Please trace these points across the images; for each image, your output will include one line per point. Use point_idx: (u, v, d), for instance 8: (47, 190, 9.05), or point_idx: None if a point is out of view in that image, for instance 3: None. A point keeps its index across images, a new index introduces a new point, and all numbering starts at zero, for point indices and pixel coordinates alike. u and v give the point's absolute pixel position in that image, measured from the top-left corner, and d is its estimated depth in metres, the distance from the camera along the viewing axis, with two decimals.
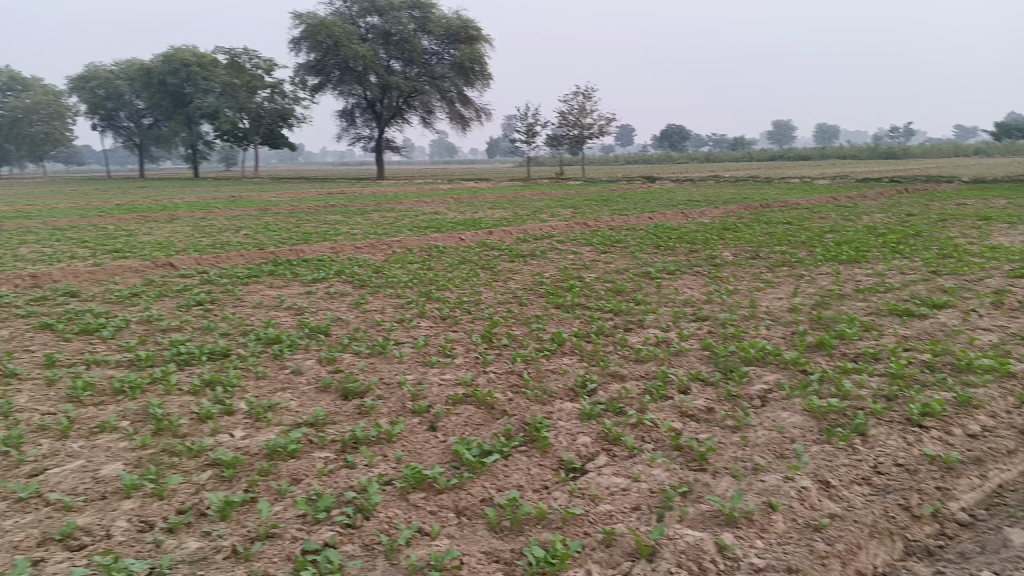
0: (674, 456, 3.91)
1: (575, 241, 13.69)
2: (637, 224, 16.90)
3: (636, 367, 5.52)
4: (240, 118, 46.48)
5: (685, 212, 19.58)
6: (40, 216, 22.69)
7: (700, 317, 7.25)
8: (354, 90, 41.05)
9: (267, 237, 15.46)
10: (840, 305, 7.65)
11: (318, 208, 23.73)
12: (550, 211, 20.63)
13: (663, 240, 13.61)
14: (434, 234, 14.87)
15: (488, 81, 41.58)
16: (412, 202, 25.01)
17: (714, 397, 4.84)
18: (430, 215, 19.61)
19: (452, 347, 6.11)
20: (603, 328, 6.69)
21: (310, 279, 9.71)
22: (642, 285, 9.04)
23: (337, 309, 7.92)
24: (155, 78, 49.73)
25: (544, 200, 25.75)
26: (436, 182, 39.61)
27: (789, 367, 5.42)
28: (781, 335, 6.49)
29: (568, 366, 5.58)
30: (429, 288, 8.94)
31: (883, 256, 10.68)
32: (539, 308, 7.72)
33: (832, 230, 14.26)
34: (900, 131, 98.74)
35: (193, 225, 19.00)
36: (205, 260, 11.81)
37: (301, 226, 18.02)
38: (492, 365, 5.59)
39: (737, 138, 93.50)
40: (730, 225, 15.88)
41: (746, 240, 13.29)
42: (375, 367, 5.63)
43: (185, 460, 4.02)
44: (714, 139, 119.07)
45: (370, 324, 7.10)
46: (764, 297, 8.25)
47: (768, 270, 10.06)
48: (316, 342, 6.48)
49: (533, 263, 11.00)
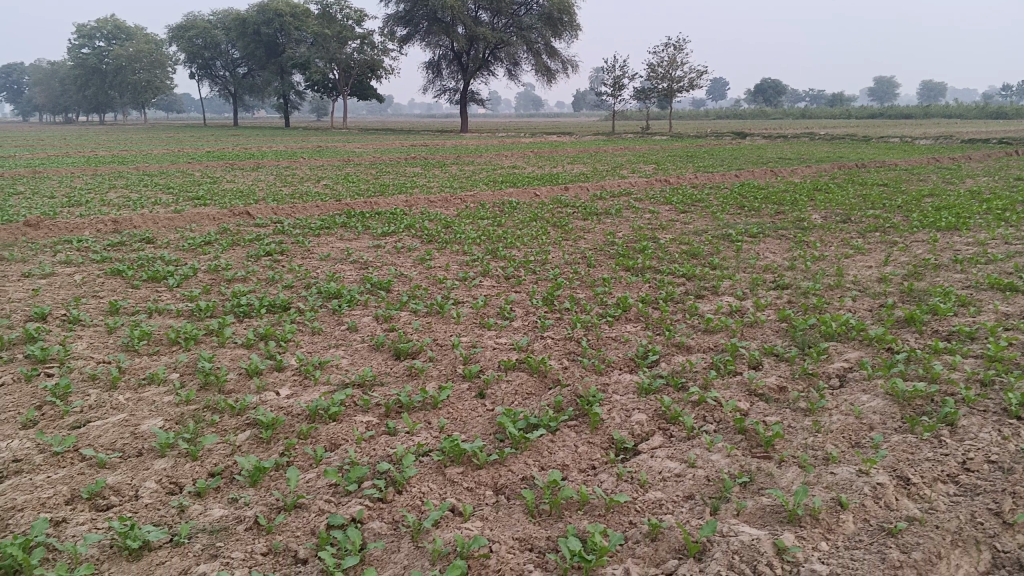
0: (737, 440, 3.59)
1: (654, 199, 13.22)
2: (721, 182, 16.23)
3: (704, 338, 5.18)
4: (330, 68, 46.80)
5: (774, 170, 18.74)
6: (134, 161, 23.35)
7: (779, 285, 6.80)
8: (442, 40, 40.73)
9: (345, 188, 15.48)
10: (936, 276, 7.06)
11: (399, 159, 23.74)
12: (631, 167, 20.05)
13: (747, 200, 13.00)
14: (509, 188, 14.62)
15: (576, 32, 40.60)
16: (493, 156, 24.76)
17: (786, 375, 4.46)
18: (509, 169, 19.33)
19: (512, 309, 5.88)
20: (673, 294, 6.34)
21: (379, 232, 9.60)
22: (720, 248, 8.59)
23: (401, 264, 7.77)
24: (249, 28, 50.46)
25: (627, 155, 25.12)
26: (519, 136, 39.14)
27: (873, 344, 4.98)
28: (867, 307, 6.01)
29: (632, 334, 5.28)
30: (497, 245, 8.70)
31: (986, 224, 9.92)
32: (608, 270, 7.39)
33: (931, 194, 13.40)
34: (1014, 90, 92.70)
35: (276, 174, 19.24)
36: (281, 210, 11.87)
37: (380, 177, 18.03)
38: (551, 329, 5.34)
39: (836, 94, 89.46)
40: (821, 185, 15.09)
41: (837, 202, 12.58)
42: (430, 327, 5.45)
43: (226, 419, 3.93)
44: (811, 95, 114.27)
45: (432, 281, 6.92)
46: (851, 264, 7.70)
47: (857, 235, 9.44)
48: (375, 297, 6.34)
49: (607, 222, 10.63)
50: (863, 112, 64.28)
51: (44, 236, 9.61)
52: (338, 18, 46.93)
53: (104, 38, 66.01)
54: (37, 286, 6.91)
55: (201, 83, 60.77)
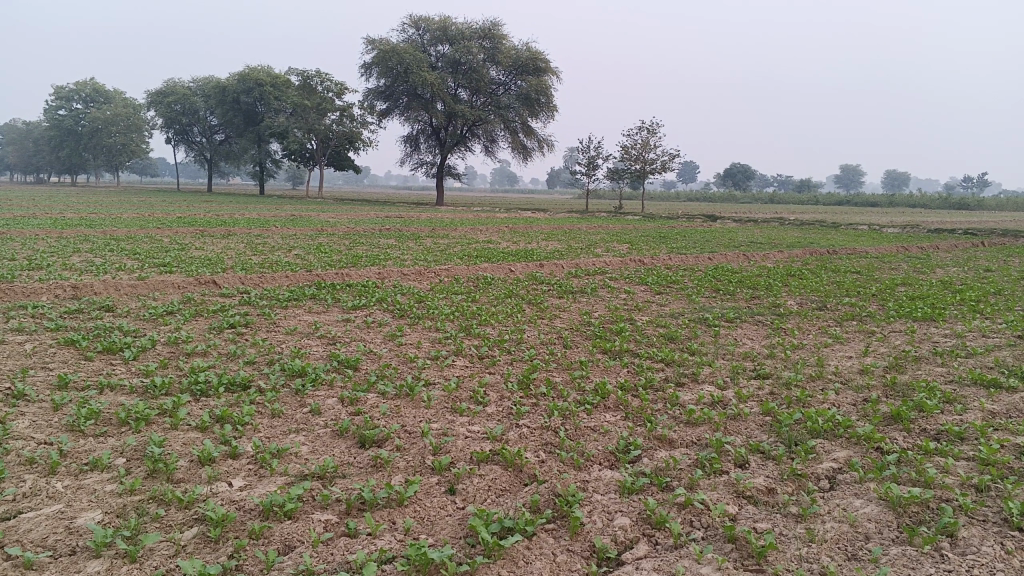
0: (727, 551, 3.34)
1: (629, 279, 13.14)
2: (695, 263, 16.28)
3: (686, 430, 4.95)
4: (308, 138, 47.07)
5: (747, 253, 18.87)
6: (102, 224, 22.98)
7: (759, 375, 6.62)
8: (420, 116, 41.24)
9: (317, 258, 15.26)
10: (917, 370, 6.93)
11: (373, 231, 23.65)
12: (606, 246, 20.10)
13: (722, 283, 12.97)
14: (484, 263, 14.50)
15: (553, 112, 41.35)
16: (468, 230, 24.77)
17: (774, 475, 4.23)
18: (483, 244, 19.27)
19: (485, 393, 5.62)
20: (652, 382, 6.13)
21: (350, 305, 9.35)
22: (698, 333, 8.44)
23: (371, 341, 7.51)
24: (229, 96, 50.82)
25: (601, 233, 25.25)
26: (494, 211, 39.38)
27: (862, 442, 4.78)
28: (850, 401, 5.83)
29: (611, 424, 5.04)
30: (471, 323, 8.48)
31: (961, 315, 9.91)
32: (584, 353, 7.19)
33: (903, 283, 13.48)
34: (974, 183, 95.76)
35: (247, 242, 19.00)
36: (250, 279, 11.60)
37: (353, 248, 17.86)
38: (526, 417, 5.08)
39: (804, 181, 91.79)
40: (795, 271, 15.16)
41: (811, 288, 12.59)
42: (399, 412, 5.17)
43: (172, 514, 3.60)
44: (780, 181, 117.15)
45: (402, 360, 6.65)
46: (830, 354, 7.57)
47: (835, 324, 9.36)
48: (342, 377, 6.06)
49: (582, 301, 10.49)
50: (830, 199, 65.82)
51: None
52: (319, 90, 47.47)
53: (82, 101, 66.11)
54: None
55: (177, 148, 60.83)
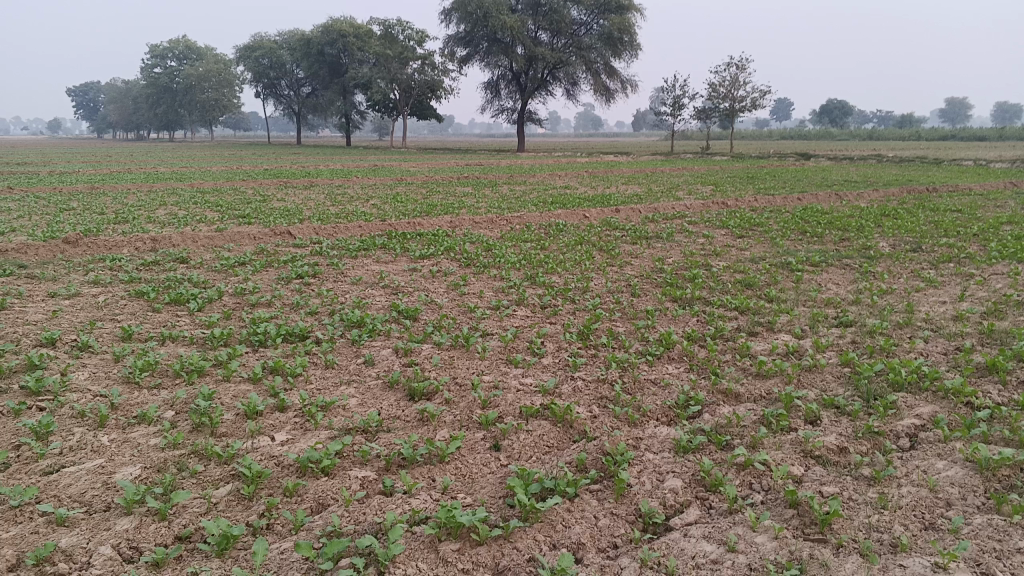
0: (787, 518, 3.06)
1: (710, 223, 12.64)
2: (782, 205, 15.56)
3: (754, 384, 4.63)
4: (390, 88, 47.09)
5: (839, 193, 17.92)
6: (191, 178, 23.54)
7: (841, 324, 6.19)
8: (500, 61, 40.64)
9: (392, 208, 15.21)
10: (1019, 315, 6.37)
11: (452, 179, 23.54)
12: (688, 188, 19.45)
13: (810, 225, 12.33)
14: (559, 210, 14.19)
15: (636, 51, 40.12)
16: (547, 176, 24.39)
17: (847, 433, 3.89)
18: (561, 190, 18.93)
19: (544, 344, 5.42)
20: (724, 331, 5.80)
21: (417, 255, 9.23)
22: (777, 278, 7.98)
23: (433, 290, 7.38)
24: (314, 48, 51.21)
25: (685, 176, 24.49)
26: (576, 156, 38.76)
27: (950, 396, 4.35)
28: (941, 351, 5.36)
29: (673, 378, 4.76)
30: (537, 271, 8.25)
31: None
32: (653, 301, 6.87)
33: (1010, 221, 12.54)
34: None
35: (327, 192, 19.15)
36: (323, 230, 11.62)
37: (430, 196, 17.79)
38: (583, 370, 4.85)
39: (905, 116, 87.12)
40: (889, 210, 14.34)
41: (906, 229, 11.84)
42: (453, 363, 5.03)
43: (210, 469, 3.54)
44: (879, 116, 111.67)
45: (462, 310, 6.49)
46: (922, 299, 7.03)
47: (929, 267, 8.73)
48: (399, 328, 5.93)
49: (657, 247, 10.11)
50: (932, 134, 62.37)
51: (82, 254, 9.48)
52: (400, 39, 47.33)
53: (176, 59, 67.68)
54: (58, 307, 6.69)
55: (265, 102, 61.86)
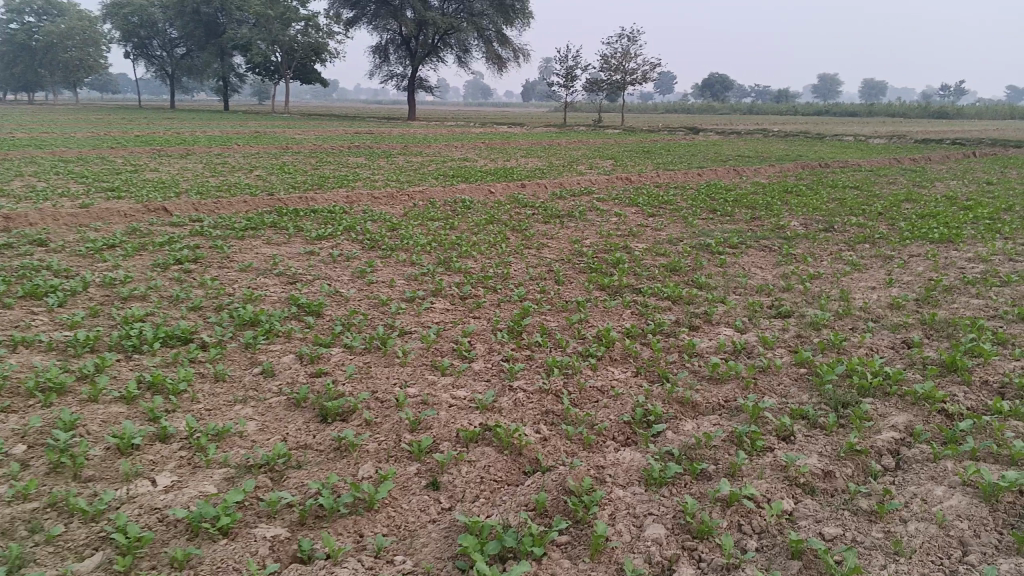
0: (793, 571, 2.59)
1: (619, 199, 12.26)
2: (684, 181, 15.45)
3: (711, 391, 4.17)
4: (272, 50, 44.79)
5: (737, 168, 18.02)
6: (53, 145, 21.50)
7: (780, 314, 5.84)
8: (389, 25, 39.26)
9: (280, 180, 14.16)
10: (952, 303, 6.19)
11: (343, 148, 22.43)
12: (588, 162, 19.15)
13: (718, 203, 12.14)
14: (461, 184, 13.54)
15: (528, 20, 39.67)
16: (443, 146, 23.61)
17: (827, 453, 3.47)
18: (460, 162, 18.26)
19: (471, 347, 4.80)
20: (662, 325, 5.34)
21: (312, 235, 8.41)
22: (701, 261, 7.62)
23: (337, 278, 6.62)
24: (188, 7, 48.21)
25: (582, 148, 24.29)
26: (469, 126, 38.04)
27: (922, 403, 4.01)
28: (890, 346, 5.07)
29: (622, 385, 4.24)
30: (449, 255, 7.61)
31: (979, 235, 9.20)
32: (580, 291, 6.36)
33: (908, 199, 12.76)
34: (952, 91, 94.81)
35: (207, 162, 17.80)
36: (205, 206, 10.56)
37: (321, 167, 16.77)
38: (521, 379, 4.26)
39: (782, 93, 90.46)
40: (791, 187, 14.43)
41: (812, 206, 11.85)
42: (371, 373, 4.35)
43: (72, 531, 2.76)
44: (758, 92, 115.57)
45: (372, 304, 5.78)
46: (852, 285, 6.81)
47: (847, 249, 8.59)
48: (300, 328, 5.18)
49: (571, 226, 9.63)
50: (809, 109, 64.83)
51: None
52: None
53: (33, 14, 62.26)
54: None
55: (135, 63, 57.92)
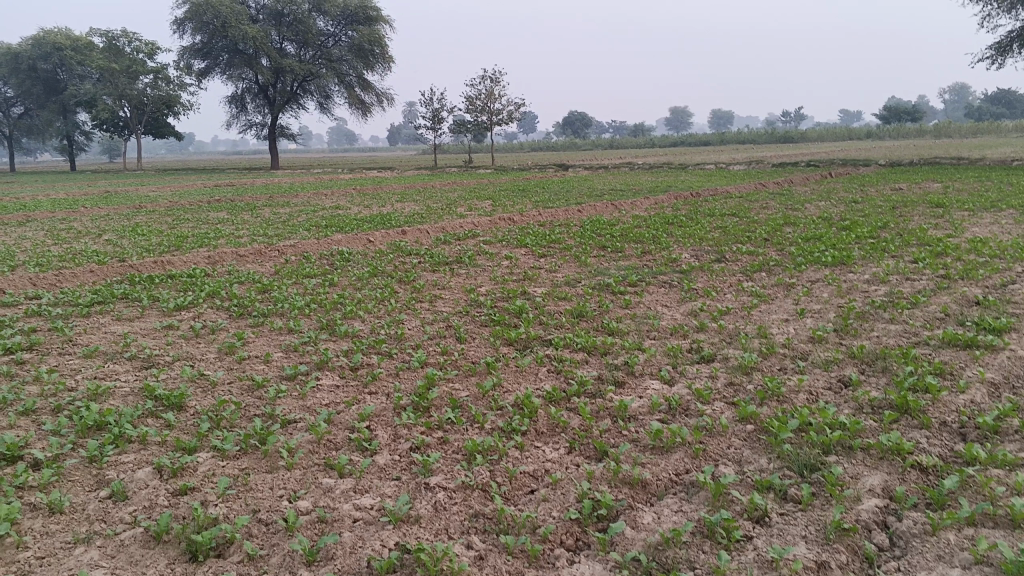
0: None
1: (505, 241, 11.73)
2: (566, 217, 15.18)
3: (659, 465, 3.61)
4: (120, 105, 42.31)
5: (614, 201, 17.99)
6: None
7: (704, 359, 5.38)
8: (245, 73, 37.80)
9: (132, 243, 12.83)
10: (871, 331, 5.93)
11: (203, 203, 21.02)
12: (466, 204, 18.60)
13: (606, 238, 11.82)
14: (337, 234, 12.71)
15: (389, 64, 39.30)
16: (311, 195, 22.53)
17: (811, 535, 2.96)
18: (331, 211, 17.30)
19: (372, 435, 4.05)
20: (585, 384, 4.75)
21: (171, 305, 7.40)
22: (606, 304, 7.13)
23: (203, 357, 5.70)
24: (23, 63, 44.98)
25: (456, 190, 23.83)
26: (337, 172, 36.98)
27: (891, 457, 3.57)
28: (829, 387, 4.68)
29: (557, 467, 3.61)
30: (332, 317, 6.81)
31: (868, 256, 9.22)
32: (485, 349, 5.71)
33: (787, 222, 12.90)
34: (794, 117, 100.85)
35: (48, 228, 16.13)
36: (42, 279, 9.27)
37: (179, 226, 15.49)
38: (437, 474, 3.56)
39: (640, 126, 93.87)
40: (673, 217, 14.39)
41: (698, 235, 11.74)
42: (251, 484, 3.54)
43: None
44: (616, 127, 119.54)
45: (246, 389, 4.91)
46: (767, 319, 6.49)
47: (746, 279, 8.37)
48: (159, 428, 4.27)
49: (460, 273, 9.03)
50: (668, 140, 67.26)
51: None
52: (128, 52, 42.80)
53: None
54: None
55: None
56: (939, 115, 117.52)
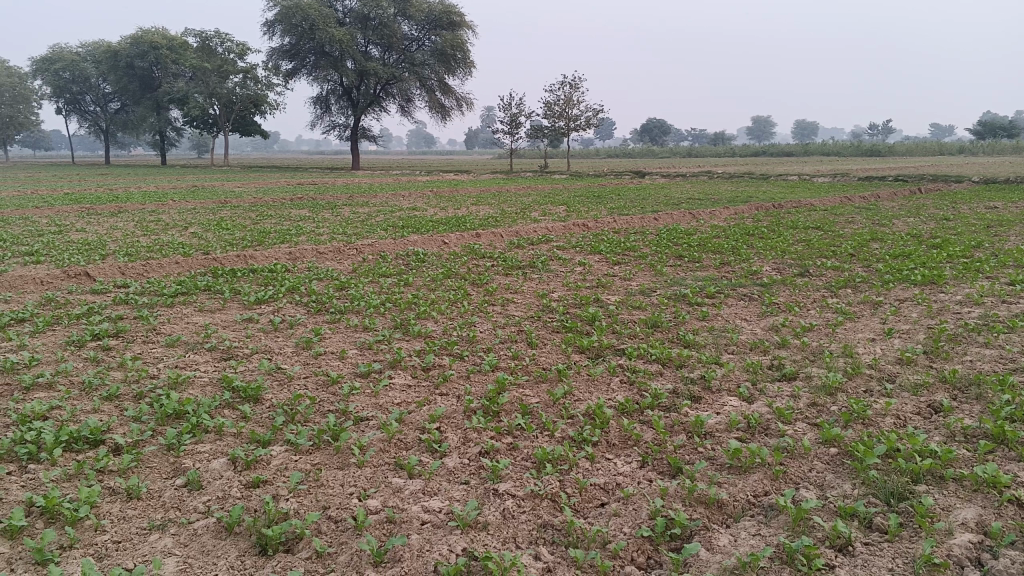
0: None
1: (580, 247, 11.65)
2: (642, 225, 14.99)
3: (735, 485, 3.49)
4: (210, 103, 43.74)
5: (692, 211, 17.68)
6: None
7: (785, 377, 5.20)
8: (329, 75, 38.59)
9: (217, 237, 13.21)
10: (964, 355, 5.65)
11: (284, 201, 21.52)
12: (541, 209, 18.57)
13: (682, 248, 11.62)
14: (412, 235, 12.82)
15: (469, 69, 39.70)
16: (389, 196, 22.87)
17: (897, 568, 2.80)
18: (408, 212, 17.51)
19: (442, 437, 4.02)
20: (660, 397, 4.63)
21: (252, 299, 7.56)
22: (682, 314, 6.99)
23: (280, 351, 5.80)
24: (122, 61, 46.90)
25: (531, 195, 23.83)
26: (415, 174, 37.46)
27: (986, 489, 3.36)
28: (918, 412, 4.46)
29: (629, 481, 3.53)
30: (406, 316, 6.85)
31: (961, 276, 8.81)
32: (558, 355, 5.65)
33: (873, 238, 12.44)
34: (881, 129, 97.76)
35: (138, 220, 16.73)
36: (131, 269, 9.61)
37: (261, 222, 15.87)
38: (506, 480, 3.52)
39: (720, 135, 92.50)
40: (752, 228, 14.06)
41: (779, 249, 11.43)
42: (321, 480, 3.55)
43: None
44: (694, 136, 117.90)
45: (320, 384, 4.95)
46: (851, 338, 6.24)
47: (830, 295, 8.09)
48: (235, 420, 4.34)
49: (534, 278, 8.99)
50: (748, 150, 65.99)
51: None
52: (219, 52, 44.23)
53: None
54: None
55: (66, 120, 56.13)
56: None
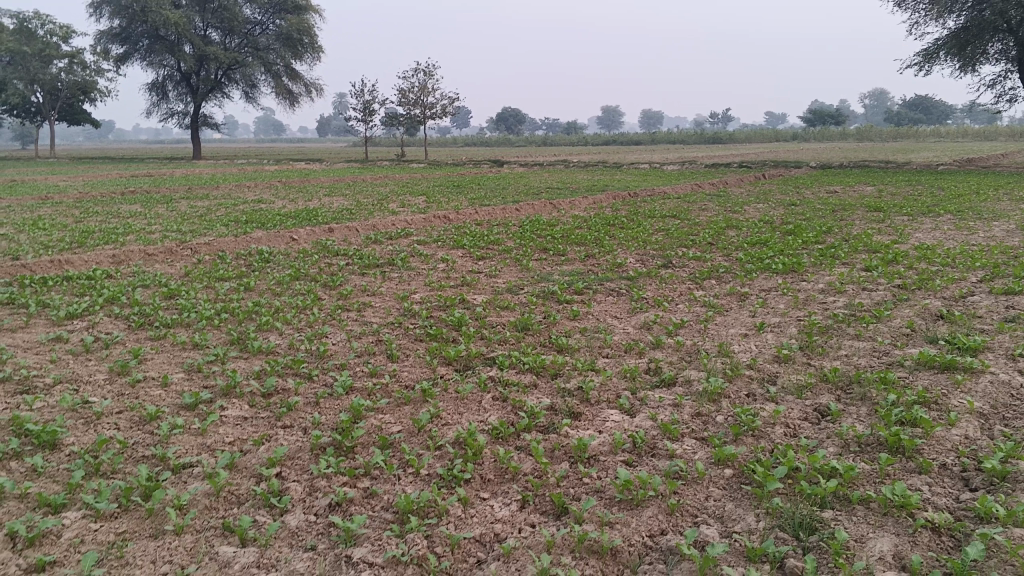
0: None
1: (441, 241, 11.08)
2: (503, 217, 14.61)
3: (628, 525, 3.05)
4: (31, 90, 39.85)
5: (552, 200, 17.50)
6: None
7: (664, 383, 4.84)
8: (166, 60, 35.97)
9: (30, 239, 11.71)
10: (840, 349, 5.49)
11: (113, 195, 19.68)
12: (399, 200, 17.84)
13: (546, 240, 11.27)
14: (258, 231, 11.84)
15: (318, 54, 38.36)
16: (233, 188, 21.42)
17: None
18: (254, 205, 16.32)
19: (284, 488, 3.37)
20: (537, 417, 4.14)
21: (60, 314, 6.50)
22: (553, 315, 6.55)
23: (90, 380, 4.88)
24: None
25: (388, 185, 23.00)
26: (262, 163, 35.60)
27: (896, 513, 3.06)
28: (807, 419, 4.18)
29: (508, 531, 3.02)
30: (246, 329, 6.06)
31: (819, 263, 8.88)
32: (422, 370, 5.06)
33: (730, 225, 12.56)
34: (722, 117, 102.54)
35: None
36: None
37: (84, 220, 14.32)
38: (363, 544, 2.92)
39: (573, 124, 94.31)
40: (613, 218, 13.97)
41: (641, 238, 11.30)
42: (126, 558, 2.83)
43: None
44: (549, 124, 119.61)
45: (135, 423, 4.14)
46: (727, 336, 5.99)
47: (696, 287, 7.92)
48: (19, 478, 3.49)
49: (393, 278, 8.34)
50: (602, 137, 67.36)
51: None
52: (40, 34, 40.31)
53: None
54: None
55: None
56: (859, 119, 121.77)
